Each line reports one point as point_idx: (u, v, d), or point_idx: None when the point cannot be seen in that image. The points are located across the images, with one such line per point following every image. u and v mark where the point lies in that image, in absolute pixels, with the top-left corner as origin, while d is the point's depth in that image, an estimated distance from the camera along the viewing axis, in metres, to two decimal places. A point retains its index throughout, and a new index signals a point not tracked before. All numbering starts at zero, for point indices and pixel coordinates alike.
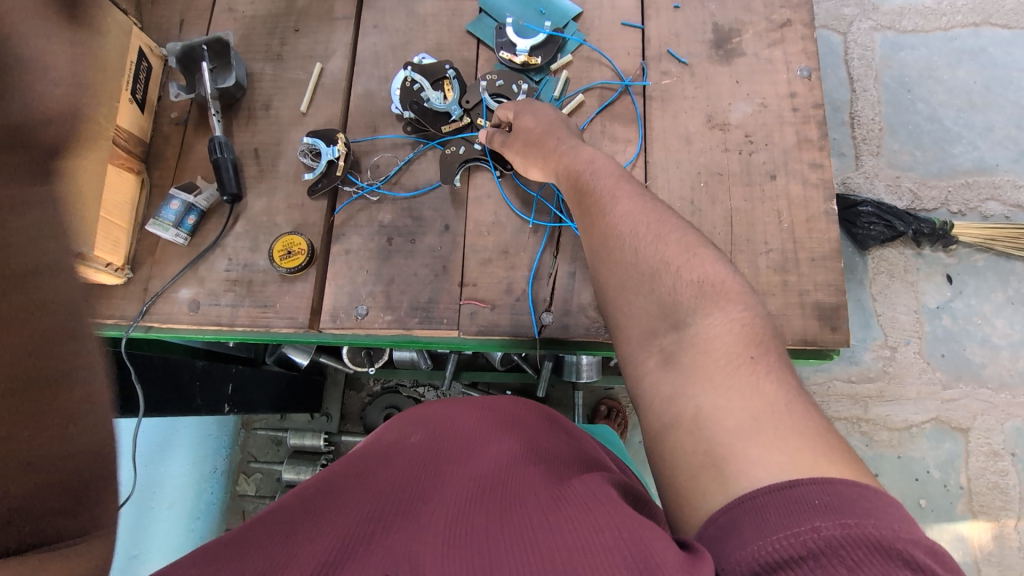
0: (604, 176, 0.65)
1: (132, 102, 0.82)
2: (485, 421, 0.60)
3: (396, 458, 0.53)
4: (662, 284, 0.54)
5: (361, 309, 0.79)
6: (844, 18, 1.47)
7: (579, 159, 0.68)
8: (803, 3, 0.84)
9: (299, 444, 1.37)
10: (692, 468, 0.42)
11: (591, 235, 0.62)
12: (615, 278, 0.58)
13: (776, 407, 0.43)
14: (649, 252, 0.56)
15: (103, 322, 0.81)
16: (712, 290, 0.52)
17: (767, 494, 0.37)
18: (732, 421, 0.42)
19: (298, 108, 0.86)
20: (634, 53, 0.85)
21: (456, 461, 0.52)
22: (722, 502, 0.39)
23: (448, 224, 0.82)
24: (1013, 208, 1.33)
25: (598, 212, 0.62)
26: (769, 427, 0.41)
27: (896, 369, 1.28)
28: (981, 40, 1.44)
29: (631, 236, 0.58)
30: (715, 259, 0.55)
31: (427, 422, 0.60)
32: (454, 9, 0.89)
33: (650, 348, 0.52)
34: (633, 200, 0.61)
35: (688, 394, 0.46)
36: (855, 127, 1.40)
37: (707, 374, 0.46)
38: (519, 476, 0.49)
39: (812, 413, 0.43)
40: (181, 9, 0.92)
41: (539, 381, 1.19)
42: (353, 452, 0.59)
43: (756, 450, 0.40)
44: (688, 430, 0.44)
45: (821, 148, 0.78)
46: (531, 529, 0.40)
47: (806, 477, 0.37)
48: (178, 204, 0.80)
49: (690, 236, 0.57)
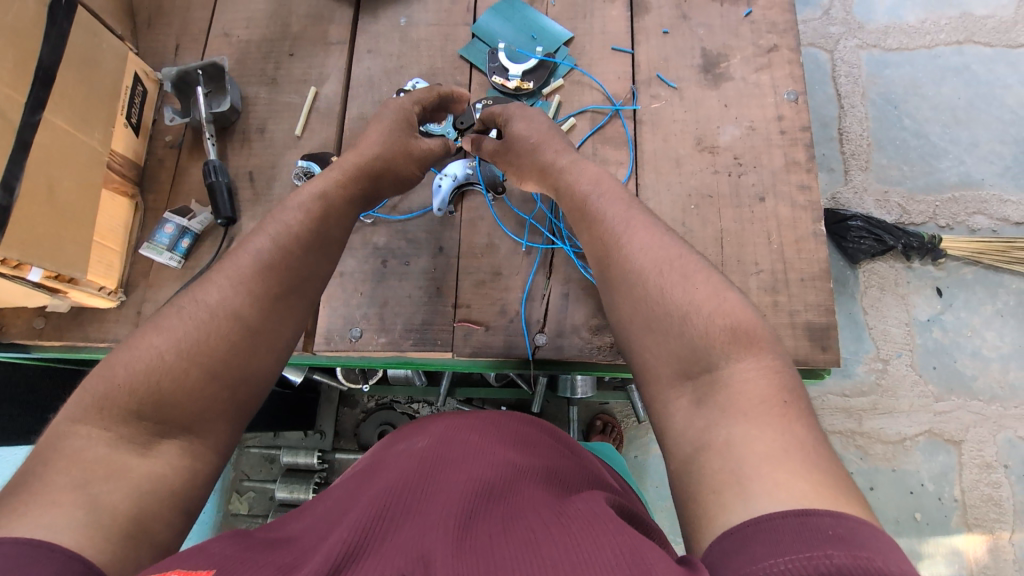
0: (613, 201, 0.66)
1: (127, 126, 0.83)
2: (490, 426, 0.62)
3: (400, 465, 0.54)
4: (693, 326, 0.53)
5: (355, 331, 0.79)
6: (831, 36, 1.50)
7: (586, 179, 0.69)
8: (789, 28, 0.86)
9: (293, 462, 1.36)
10: (715, 482, 0.43)
11: (604, 265, 0.62)
12: (638, 319, 0.57)
13: (796, 445, 0.43)
14: (679, 298, 0.55)
15: (94, 344, 0.80)
16: (745, 336, 0.51)
17: (783, 518, 0.38)
18: (761, 445, 0.43)
19: (293, 131, 0.87)
20: (624, 77, 0.86)
21: (462, 464, 0.53)
22: (738, 519, 0.40)
23: (442, 245, 0.82)
24: (999, 222, 1.35)
25: (612, 241, 0.62)
26: (797, 455, 0.42)
27: (888, 382, 1.29)
28: (964, 58, 1.47)
29: (653, 274, 0.57)
30: (707, 284, 0.55)
31: (433, 428, 0.61)
32: (447, 34, 0.91)
33: (682, 386, 0.51)
34: (654, 235, 0.61)
35: (721, 423, 0.46)
36: (843, 143, 1.42)
37: (740, 410, 0.46)
38: (523, 492, 0.50)
39: (822, 446, 0.44)
40: (176, 33, 0.93)
41: (534, 397, 1.19)
42: (361, 462, 0.60)
43: (783, 475, 0.41)
44: (719, 450, 0.45)
45: (808, 170, 0.79)
46: (534, 542, 0.42)
47: (823, 508, 0.38)
48: (173, 227, 0.81)
49: (716, 278, 0.56)
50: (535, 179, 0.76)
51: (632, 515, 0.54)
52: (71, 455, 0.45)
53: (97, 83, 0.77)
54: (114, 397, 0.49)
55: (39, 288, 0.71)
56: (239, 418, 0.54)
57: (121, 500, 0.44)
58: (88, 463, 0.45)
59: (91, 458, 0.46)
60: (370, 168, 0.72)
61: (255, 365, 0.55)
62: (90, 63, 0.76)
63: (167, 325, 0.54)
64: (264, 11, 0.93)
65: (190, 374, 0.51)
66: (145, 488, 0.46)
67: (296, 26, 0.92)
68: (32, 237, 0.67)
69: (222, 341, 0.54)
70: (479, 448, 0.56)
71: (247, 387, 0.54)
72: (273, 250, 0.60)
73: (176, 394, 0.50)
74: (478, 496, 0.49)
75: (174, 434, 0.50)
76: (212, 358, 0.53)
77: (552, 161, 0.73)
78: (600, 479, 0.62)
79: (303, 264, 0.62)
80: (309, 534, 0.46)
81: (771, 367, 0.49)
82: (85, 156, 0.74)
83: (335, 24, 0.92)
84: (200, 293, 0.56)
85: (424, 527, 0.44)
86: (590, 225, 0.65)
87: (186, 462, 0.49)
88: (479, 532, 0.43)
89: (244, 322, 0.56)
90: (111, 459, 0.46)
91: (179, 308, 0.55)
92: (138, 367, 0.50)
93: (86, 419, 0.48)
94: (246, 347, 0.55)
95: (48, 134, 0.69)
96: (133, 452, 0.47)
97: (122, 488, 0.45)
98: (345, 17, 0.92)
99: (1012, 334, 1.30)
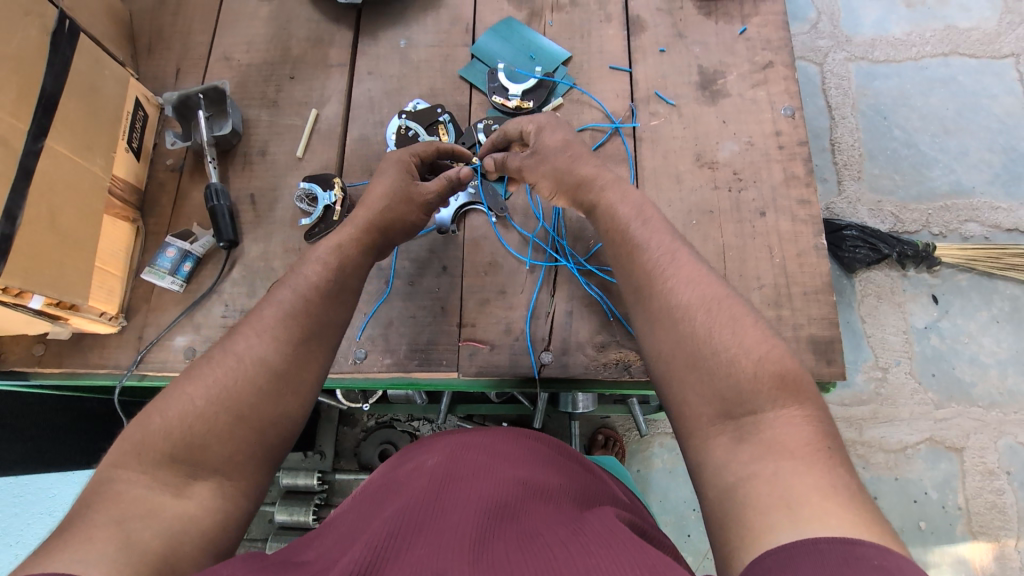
0: (655, 233, 0.66)
1: (128, 150, 0.83)
2: (500, 443, 0.61)
3: (410, 484, 0.53)
4: (741, 370, 0.53)
5: (359, 352, 0.78)
6: (820, 50, 1.53)
7: (615, 200, 0.69)
8: (784, 45, 0.87)
9: (291, 484, 1.32)
10: (762, 505, 0.44)
11: (636, 291, 0.63)
12: (681, 357, 0.56)
13: (837, 483, 0.44)
14: (728, 341, 0.55)
15: (94, 371, 0.79)
16: (793, 383, 0.52)
17: (830, 543, 0.39)
18: (811, 479, 0.44)
19: (294, 153, 0.87)
20: (623, 95, 0.87)
21: (474, 482, 0.53)
22: (786, 537, 0.41)
23: (446, 265, 0.82)
24: (992, 229, 1.37)
25: (655, 271, 0.62)
26: (846, 492, 0.43)
27: (888, 391, 1.30)
28: (951, 69, 1.50)
29: (702, 311, 0.57)
30: (733, 322, 0.56)
31: (442, 445, 0.61)
32: (447, 55, 0.91)
33: (723, 424, 0.51)
34: (692, 271, 0.61)
35: (768, 459, 0.47)
36: (836, 153, 1.44)
37: (788, 449, 0.47)
38: (537, 510, 0.50)
39: (856, 483, 0.45)
40: (177, 57, 0.94)
41: (535, 413, 1.19)
42: (371, 481, 0.60)
43: (835, 506, 0.42)
44: (767, 479, 0.46)
45: (807, 185, 0.80)
46: (553, 561, 0.42)
47: (868, 540, 0.39)
48: (174, 251, 0.80)
49: (763, 324, 0.56)
50: (566, 199, 0.76)
51: (644, 531, 0.54)
52: (114, 496, 0.47)
53: (99, 109, 0.77)
54: (151, 442, 0.51)
55: (40, 314, 0.70)
56: (265, 464, 0.55)
57: (152, 537, 0.45)
58: (127, 502, 0.47)
59: (131, 497, 0.47)
60: (375, 214, 0.72)
61: (281, 409, 0.57)
62: (92, 90, 0.77)
63: (199, 373, 0.56)
64: (264, 35, 0.94)
65: (217, 416, 0.54)
66: (178, 528, 0.47)
67: (296, 49, 0.93)
68: (33, 265, 0.66)
69: (249, 388, 0.56)
70: (489, 466, 0.56)
71: (275, 428, 0.56)
72: (293, 298, 0.63)
73: (207, 436, 0.52)
74: (491, 515, 0.48)
75: (206, 475, 0.51)
76: (240, 403, 0.55)
77: (592, 175, 0.72)
78: (610, 493, 0.61)
79: (320, 311, 0.63)
80: (322, 557, 0.45)
81: (815, 416, 0.50)
82: (87, 183, 0.74)
83: (335, 47, 0.93)
84: (229, 342, 0.59)
85: (439, 548, 0.44)
86: (624, 260, 0.65)
87: (218, 502, 0.51)
88: (497, 555, 0.43)
89: (271, 371, 0.58)
90: (147, 499, 0.48)
91: (208, 357, 0.58)
92: (173, 414, 0.53)
93: (126, 463, 0.50)
94: (272, 389, 0.57)
95: (50, 161, 0.69)
96: (169, 493, 0.49)
97: (154, 524, 0.46)
98: (345, 39, 0.93)
99: (1010, 339, 1.31)
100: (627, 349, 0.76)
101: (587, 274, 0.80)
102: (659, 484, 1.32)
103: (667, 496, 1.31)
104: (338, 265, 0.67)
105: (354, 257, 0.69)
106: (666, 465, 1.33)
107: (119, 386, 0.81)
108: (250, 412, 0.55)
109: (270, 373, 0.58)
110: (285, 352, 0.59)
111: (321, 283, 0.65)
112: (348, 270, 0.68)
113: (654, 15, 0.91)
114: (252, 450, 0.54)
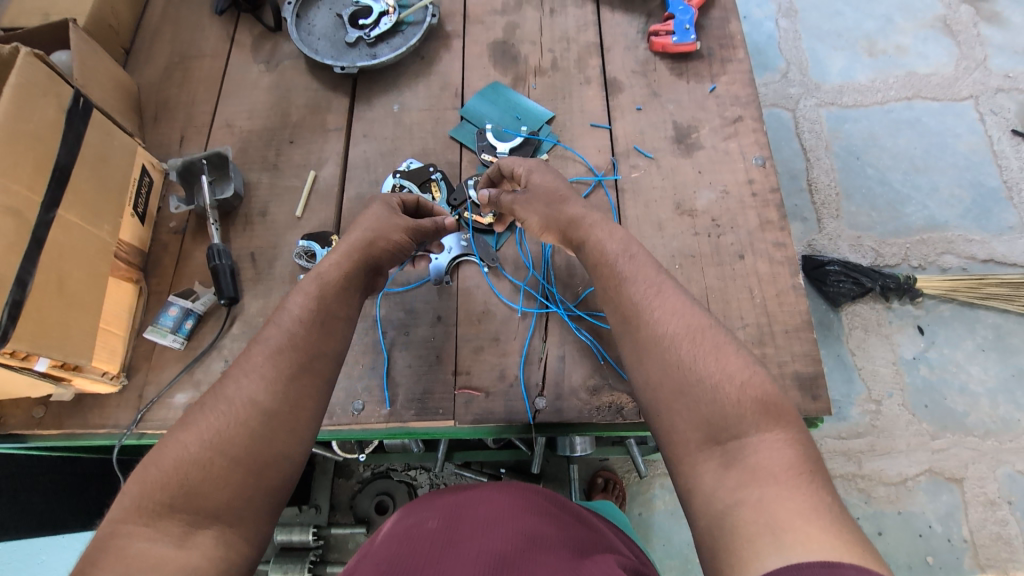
0: (643, 265, 0.69)
1: (134, 215, 0.86)
2: (500, 498, 0.62)
3: (410, 541, 0.55)
4: (725, 395, 0.55)
5: (357, 404, 0.80)
6: (791, 97, 1.63)
7: (607, 246, 0.72)
8: (751, 100, 0.94)
9: (287, 540, 1.28)
10: (750, 532, 0.45)
11: (628, 327, 0.65)
12: (669, 384, 0.59)
13: (819, 507, 0.45)
14: (712, 368, 0.57)
15: (94, 431, 0.80)
16: (773, 409, 0.54)
17: (811, 566, 0.40)
18: (793, 503, 0.46)
19: (293, 213, 0.91)
20: (604, 149, 0.93)
21: (472, 539, 0.54)
22: (772, 564, 0.42)
23: (440, 315, 0.85)
24: (968, 260, 1.42)
25: (641, 305, 0.65)
26: (826, 515, 0.45)
27: (882, 423, 1.31)
28: (916, 111, 1.59)
29: (686, 340, 0.60)
30: (742, 353, 0.59)
31: (443, 506, 0.62)
32: (438, 117, 0.97)
33: (710, 450, 0.53)
34: (679, 303, 0.64)
35: (753, 485, 0.48)
36: (813, 193, 1.51)
37: (772, 474, 0.49)
38: (540, 561, 0.51)
39: (840, 510, 0.46)
40: (182, 126, 0.99)
41: (533, 457, 1.18)
42: (371, 540, 0.61)
43: (814, 529, 0.43)
44: (753, 505, 0.47)
45: (782, 228, 0.85)
46: None
47: (849, 561, 0.40)
48: (177, 310, 0.83)
49: (743, 352, 0.59)
50: None
51: None
52: (115, 553, 0.47)
53: (108, 177, 0.81)
54: (151, 494, 0.52)
55: (44, 377, 0.72)
56: (264, 511, 0.56)
57: None
58: (131, 558, 0.47)
59: (135, 552, 0.47)
60: (371, 266, 0.75)
61: (283, 453, 0.58)
62: (102, 160, 0.81)
63: (193, 421, 0.57)
64: (265, 103, 1.00)
65: (215, 468, 0.54)
66: None
67: (296, 115, 0.99)
68: (41, 329, 0.68)
69: (239, 434, 0.57)
70: (489, 521, 0.57)
71: (272, 470, 0.57)
72: (305, 345, 0.65)
73: (205, 484, 0.53)
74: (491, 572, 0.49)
75: (206, 524, 0.52)
76: (245, 450, 0.56)
77: (569, 225, 0.76)
78: (610, 543, 0.61)
79: (323, 350, 0.65)
80: None
81: (797, 439, 0.52)
82: (95, 246, 0.77)
83: (333, 112, 0.99)
84: (221, 387, 0.60)
85: None
86: (612, 292, 0.68)
87: (219, 553, 0.51)
88: None
89: (276, 425, 0.59)
90: (152, 553, 0.48)
91: (205, 404, 0.59)
92: (178, 468, 0.54)
93: (130, 517, 0.50)
94: (266, 432, 0.58)
95: (62, 229, 0.72)
96: (176, 545, 0.49)
97: None
98: (342, 105, 0.99)
99: (997, 368, 1.34)
100: (620, 391, 0.79)
101: (577, 319, 0.83)
102: (661, 526, 1.31)
103: (671, 539, 1.30)
104: (332, 303, 0.69)
105: (355, 304, 0.72)
106: (668, 507, 1.32)
107: (117, 446, 0.81)
108: (249, 457, 0.56)
109: (259, 417, 0.58)
110: (294, 403, 0.61)
111: (318, 324, 0.67)
112: (348, 313, 0.70)
113: (630, 76, 0.98)
114: (252, 496, 0.55)
